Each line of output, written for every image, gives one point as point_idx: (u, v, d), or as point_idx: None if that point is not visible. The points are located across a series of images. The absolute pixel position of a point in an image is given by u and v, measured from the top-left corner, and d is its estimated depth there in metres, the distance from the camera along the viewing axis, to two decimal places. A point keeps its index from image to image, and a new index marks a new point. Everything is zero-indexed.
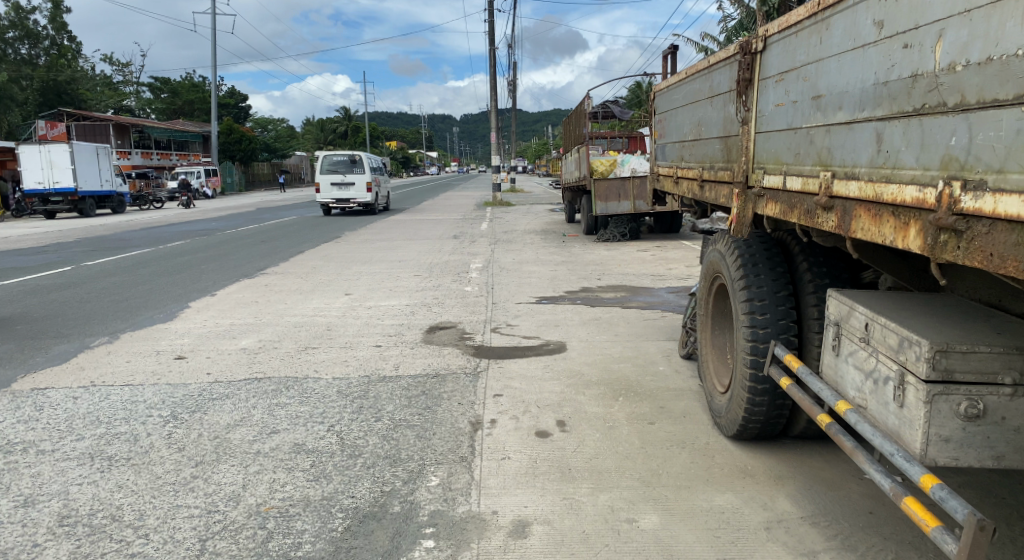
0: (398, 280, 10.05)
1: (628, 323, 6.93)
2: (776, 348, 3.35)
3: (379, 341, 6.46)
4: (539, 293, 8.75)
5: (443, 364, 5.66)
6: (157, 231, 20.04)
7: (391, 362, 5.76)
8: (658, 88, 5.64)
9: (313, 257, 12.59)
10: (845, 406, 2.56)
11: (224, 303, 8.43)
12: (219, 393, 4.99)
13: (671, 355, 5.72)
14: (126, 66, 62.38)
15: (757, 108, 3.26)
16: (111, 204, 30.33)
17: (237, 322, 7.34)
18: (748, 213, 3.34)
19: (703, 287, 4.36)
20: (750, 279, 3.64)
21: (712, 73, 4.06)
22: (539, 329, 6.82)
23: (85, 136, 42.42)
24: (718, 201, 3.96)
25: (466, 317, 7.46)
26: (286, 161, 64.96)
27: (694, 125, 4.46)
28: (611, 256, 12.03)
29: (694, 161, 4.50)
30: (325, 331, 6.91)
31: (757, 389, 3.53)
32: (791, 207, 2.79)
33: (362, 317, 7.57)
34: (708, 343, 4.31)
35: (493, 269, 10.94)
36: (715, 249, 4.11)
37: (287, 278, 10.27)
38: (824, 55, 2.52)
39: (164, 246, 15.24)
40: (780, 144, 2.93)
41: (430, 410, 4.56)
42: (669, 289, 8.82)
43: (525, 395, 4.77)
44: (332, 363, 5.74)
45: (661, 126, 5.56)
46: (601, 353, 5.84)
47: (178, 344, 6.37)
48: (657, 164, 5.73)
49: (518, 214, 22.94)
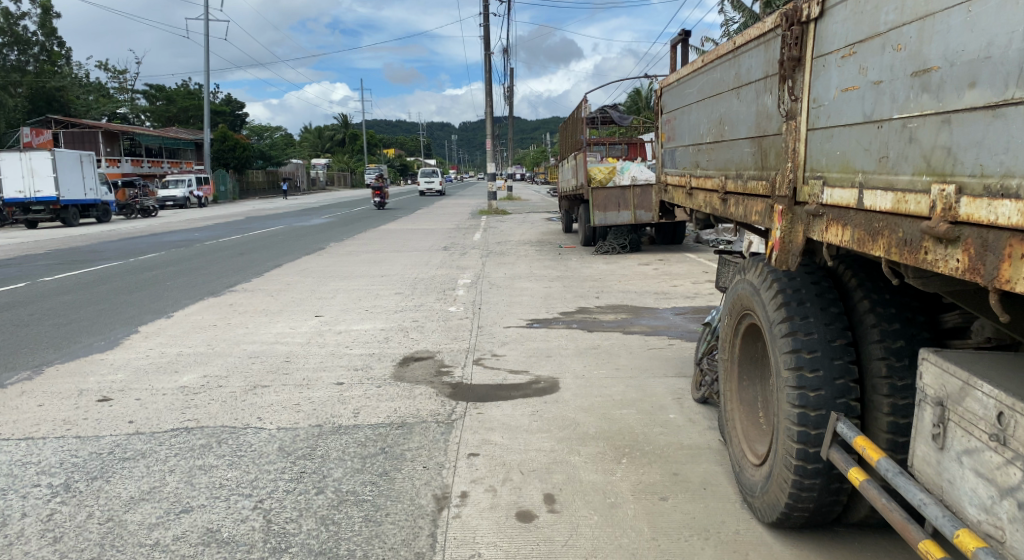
0: (377, 298, 9.19)
1: (631, 354, 6.02)
2: (837, 423, 2.47)
3: (340, 378, 5.57)
4: (530, 315, 7.86)
5: (411, 409, 4.77)
6: (135, 242, 19.13)
7: (350, 406, 4.87)
8: (666, 83, 4.81)
9: (290, 272, 11.71)
10: (975, 542, 1.67)
11: (178, 328, 7.56)
12: (135, 451, 4.12)
13: (683, 397, 4.83)
14: (120, 72, 61.66)
15: (810, 96, 2.39)
16: (97, 213, 29.41)
17: (186, 353, 6.47)
18: (798, 239, 2.46)
19: (726, 324, 3.49)
20: (796, 322, 2.76)
21: (740, 57, 3.20)
22: (528, 361, 5.94)
23: (73, 143, 41.39)
24: (748, 218, 3.10)
25: (446, 345, 6.58)
26: (281, 168, 64.01)
27: (714, 123, 3.60)
28: (610, 270, 11.15)
29: (713, 169, 3.66)
30: (282, 366, 6.02)
31: (807, 471, 2.65)
32: (871, 235, 1.94)
33: (328, 345, 6.67)
34: (733, 397, 3.43)
35: (482, 285, 10.08)
36: (743, 279, 3.23)
37: (255, 297, 9.39)
38: (935, 7, 1.65)
39: (136, 259, 14.38)
40: (855, 144, 2.06)
41: (387, 477, 3.68)
42: (675, 311, 7.93)
43: (506, 455, 3.90)
44: (279, 408, 4.87)
45: (669, 128, 4.74)
46: (600, 394, 4.94)
47: (108, 382, 5.51)
48: (664, 173, 4.90)
49: (514, 224, 21.92)
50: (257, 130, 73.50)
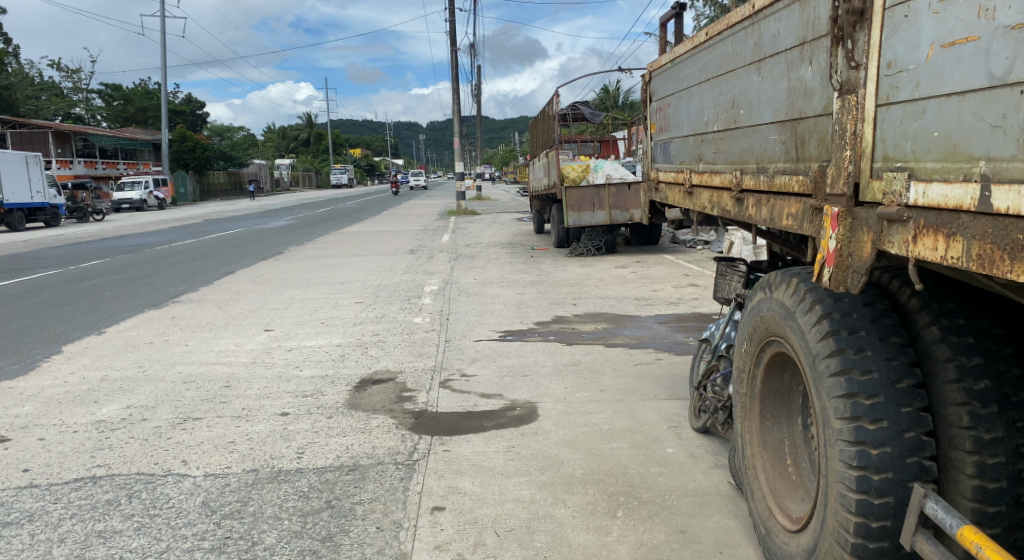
0: (335, 308, 8.44)
1: (616, 372, 5.40)
2: (926, 503, 1.90)
3: (286, 408, 4.87)
4: (502, 326, 7.19)
5: (365, 447, 4.09)
6: (80, 248, 17.95)
7: (294, 445, 4.18)
8: (656, 65, 4.21)
9: (244, 280, 10.86)
10: None
11: (108, 346, 6.73)
12: (22, 512, 3.35)
13: (679, 424, 4.23)
14: (73, 70, 59.35)
15: (881, 59, 1.76)
16: (44, 217, 27.87)
17: (111, 377, 5.66)
18: (864, 251, 1.84)
19: (743, 350, 2.89)
20: (849, 358, 2.13)
21: (761, 24, 2.59)
22: (501, 381, 5.29)
23: (21, 144, 39.37)
24: (775, 222, 2.49)
25: (409, 364, 5.88)
26: (244, 169, 62.21)
27: (724, 106, 2.99)
28: (586, 274, 10.54)
29: (723, 162, 3.05)
30: (220, 393, 5.26)
31: (869, 551, 2.03)
32: (1003, 250, 1.33)
33: (275, 367, 5.93)
34: (755, 440, 2.83)
35: (450, 292, 9.39)
36: (768, 298, 2.61)
37: (200, 309, 8.54)
38: None
39: (76, 267, 13.30)
40: (975, 117, 1.44)
41: (331, 545, 2.99)
42: (658, 319, 7.34)
43: (478, 508, 3.25)
44: (209, 448, 4.14)
45: (661, 118, 4.13)
46: (584, 423, 4.30)
47: (10, 417, 4.70)
48: (655, 169, 4.31)
49: (483, 225, 21.24)
50: (218, 130, 71.46)
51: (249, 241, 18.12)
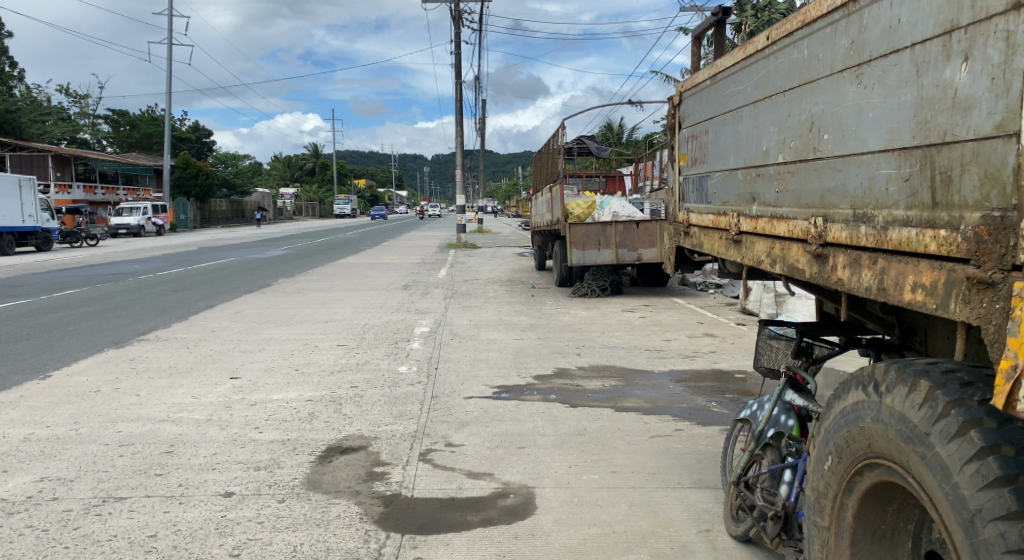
0: (314, 353, 7.60)
1: (629, 446, 4.55)
2: None
3: (230, 486, 4.01)
4: (498, 381, 6.34)
5: (317, 550, 3.23)
6: (62, 275, 17.17)
7: (230, 543, 3.31)
8: (689, 83, 3.49)
9: (222, 316, 10.04)
10: None
11: (46, 396, 5.87)
12: None
13: (711, 528, 3.39)
14: (79, 94, 59.25)
15: None
16: (35, 241, 27.13)
17: (36, 437, 4.79)
18: None
19: (825, 466, 2.08)
20: None
21: (863, 11, 1.84)
22: (492, 455, 4.43)
23: (21, 167, 38.89)
24: (886, 291, 1.69)
25: (386, 428, 5.03)
26: (246, 197, 61.79)
27: (797, 127, 2.23)
28: (591, 318, 9.72)
29: (791, 205, 2.29)
30: (158, 461, 4.40)
31: None
32: None
33: (232, 427, 5.09)
34: None
35: (443, 336, 8.57)
36: (873, 406, 1.80)
37: (165, 350, 7.70)
38: None
39: (47, 296, 12.46)
40: None
41: None
42: (673, 376, 6.50)
43: None
44: (121, 546, 3.27)
45: (695, 147, 3.39)
46: (592, 522, 3.45)
47: None
48: (685, 209, 3.55)
49: (483, 259, 20.48)
50: (223, 157, 71.43)
51: (239, 271, 17.32)
